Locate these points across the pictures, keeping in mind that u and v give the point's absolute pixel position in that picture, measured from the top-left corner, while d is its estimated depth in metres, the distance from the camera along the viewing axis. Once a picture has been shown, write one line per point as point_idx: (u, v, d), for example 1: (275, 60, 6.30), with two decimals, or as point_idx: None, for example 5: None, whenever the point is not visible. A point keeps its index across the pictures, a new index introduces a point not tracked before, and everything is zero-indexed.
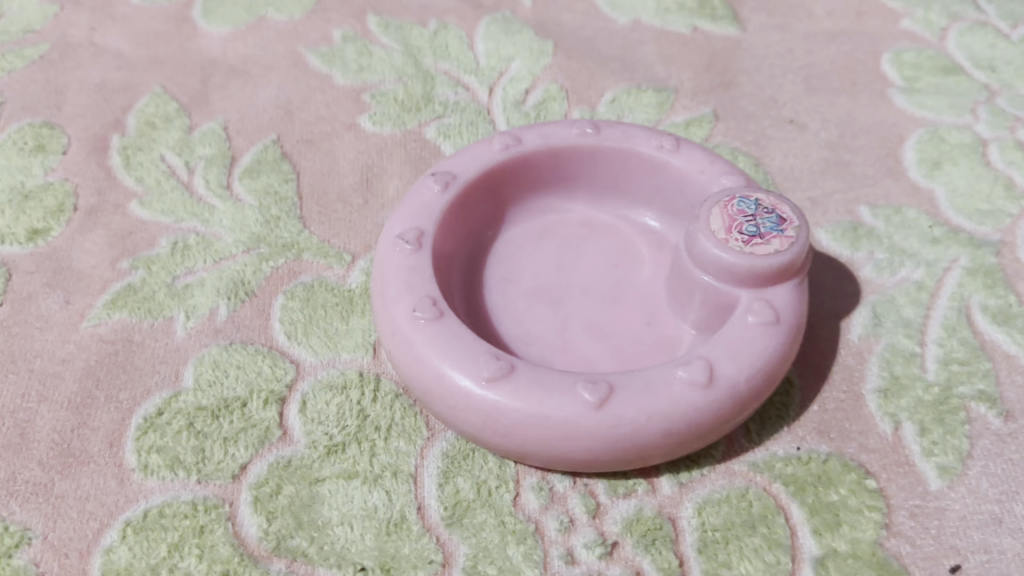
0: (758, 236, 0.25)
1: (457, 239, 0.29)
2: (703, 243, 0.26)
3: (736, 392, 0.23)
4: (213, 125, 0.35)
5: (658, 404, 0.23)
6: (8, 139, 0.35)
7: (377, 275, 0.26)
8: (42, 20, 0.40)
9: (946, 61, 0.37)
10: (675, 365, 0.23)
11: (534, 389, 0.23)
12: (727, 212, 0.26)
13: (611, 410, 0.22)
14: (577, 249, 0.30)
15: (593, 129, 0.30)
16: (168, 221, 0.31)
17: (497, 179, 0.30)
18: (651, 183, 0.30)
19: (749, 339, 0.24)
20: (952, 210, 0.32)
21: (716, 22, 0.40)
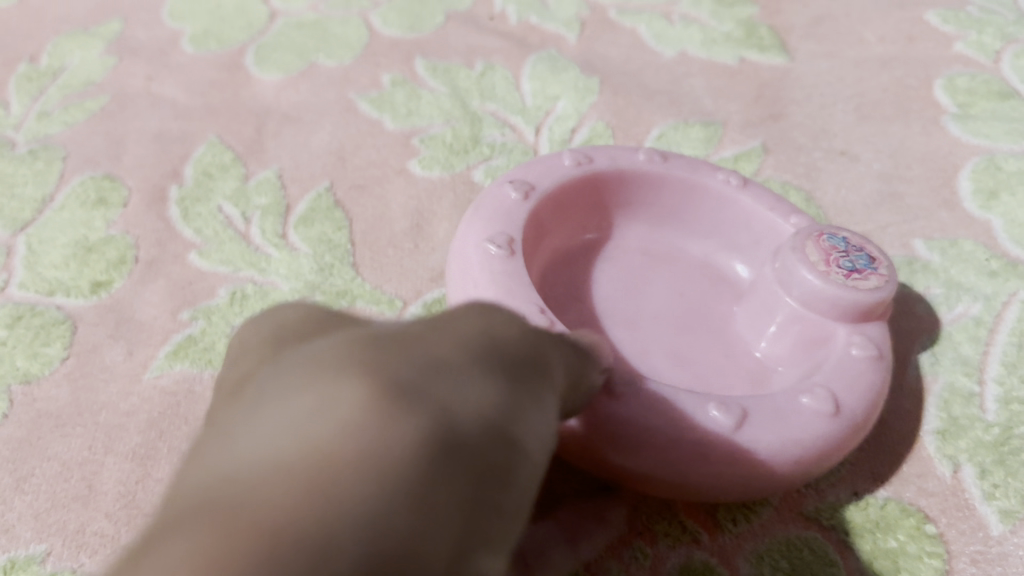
0: (856, 269, 0.25)
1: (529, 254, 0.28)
2: (802, 272, 0.26)
3: (857, 423, 0.23)
4: (268, 174, 0.36)
5: (793, 431, 0.22)
6: (71, 192, 0.36)
7: (457, 272, 0.25)
8: (102, 72, 0.41)
9: (1001, 85, 0.36)
10: (796, 393, 0.23)
11: (646, 410, 0.21)
12: (820, 245, 0.26)
13: (745, 436, 0.21)
14: (639, 277, 0.30)
15: (661, 157, 0.30)
16: (225, 271, 0.32)
17: (567, 198, 0.29)
18: (714, 216, 0.30)
19: (857, 372, 0.24)
20: (1010, 241, 0.31)
21: (764, 52, 0.39)
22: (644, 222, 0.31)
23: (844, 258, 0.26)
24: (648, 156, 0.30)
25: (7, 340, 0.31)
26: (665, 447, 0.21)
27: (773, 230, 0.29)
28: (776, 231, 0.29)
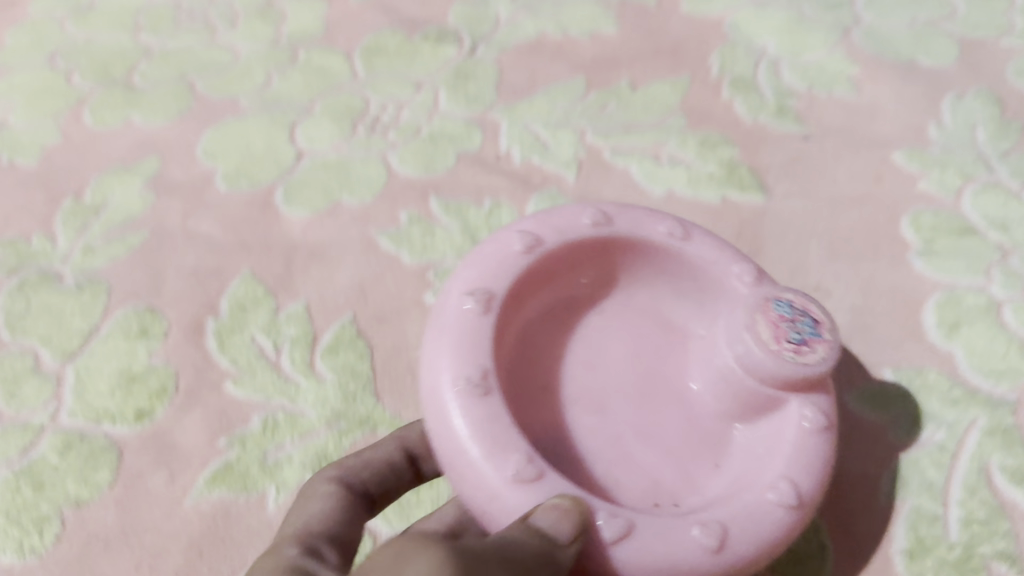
0: (803, 342, 0.30)
1: (498, 355, 0.31)
2: (756, 350, 0.30)
3: (814, 503, 0.29)
4: (297, 305, 0.39)
5: (768, 531, 0.28)
6: (115, 324, 0.39)
7: (437, 417, 0.28)
8: (141, 209, 0.45)
9: (961, 223, 0.40)
10: (762, 491, 0.28)
11: (637, 553, 0.26)
12: (770, 318, 0.30)
13: (727, 547, 0.27)
14: (600, 344, 0.33)
15: (605, 222, 0.33)
16: (258, 398, 0.36)
17: (522, 286, 0.32)
18: (658, 269, 0.34)
19: (807, 455, 0.29)
20: (970, 371, 0.35)
21: (745, 191, 0.43)
22: (592, 275, 0.34)
23: (791, 327, 0.30)
24: (589, 220, 0.33)
25: (60, 466, 0.34)
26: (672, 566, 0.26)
27: (721, 288, 0.33)
28: (724, 295, 0.33)
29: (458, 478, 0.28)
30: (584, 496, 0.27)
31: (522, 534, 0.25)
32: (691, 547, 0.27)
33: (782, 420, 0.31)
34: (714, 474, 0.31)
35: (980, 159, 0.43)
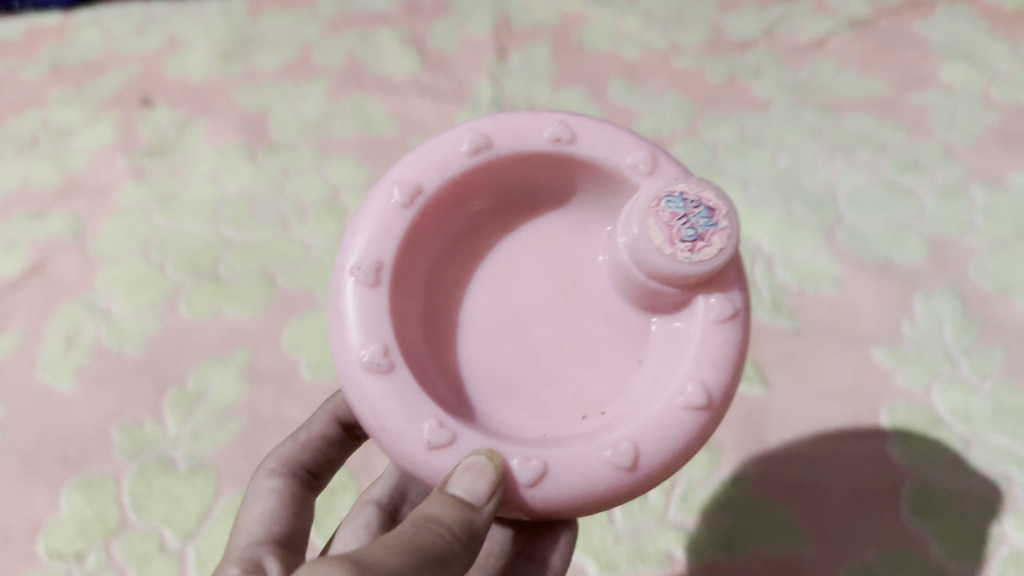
0: (696, 237, 0.38)
1: (403, 299, 0.41)
2: (655, 257, 0.38)
3: (720, 388, 0.39)
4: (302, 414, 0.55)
5: (677, 434, 0.38)
6: (225, 506, 0.52)
7: (358, 390, 0.38)
8: (237, 398, 0.56)
9: (930, 415, 0.53)
10: (675, 397, 0.39)
11: (550, 489, 0.37)
12: (663, 222, 0.38)
13: (640, 465, 0.38)
14: (511, 276, 0.43)
15: (485, 146, 0.42)
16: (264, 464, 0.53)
17: (414, 230, 0.41)
18: (549, 173, 0.44)
19: (712, 348, 0.40)
20: (943, 552, 0.49)
21: (748, 382, 0.55)
22: (485, 197, 0.44)
23: (685, 223, 0.38)
24: (466, 147, 0.42)
25: None
26: (596, 494, 0.37)
27: (614, 150, 0.43)
28: (600, 161, 0.42)
29: (387, 443, 0.37)
30: (497, 449, 0.37)
31: (451, 506, 0.35)
32: (605, 467, 0.37)
33: (692, 313, 0.41)
34: (637, 368, 0.42)
35: (945, 356, 0.55)
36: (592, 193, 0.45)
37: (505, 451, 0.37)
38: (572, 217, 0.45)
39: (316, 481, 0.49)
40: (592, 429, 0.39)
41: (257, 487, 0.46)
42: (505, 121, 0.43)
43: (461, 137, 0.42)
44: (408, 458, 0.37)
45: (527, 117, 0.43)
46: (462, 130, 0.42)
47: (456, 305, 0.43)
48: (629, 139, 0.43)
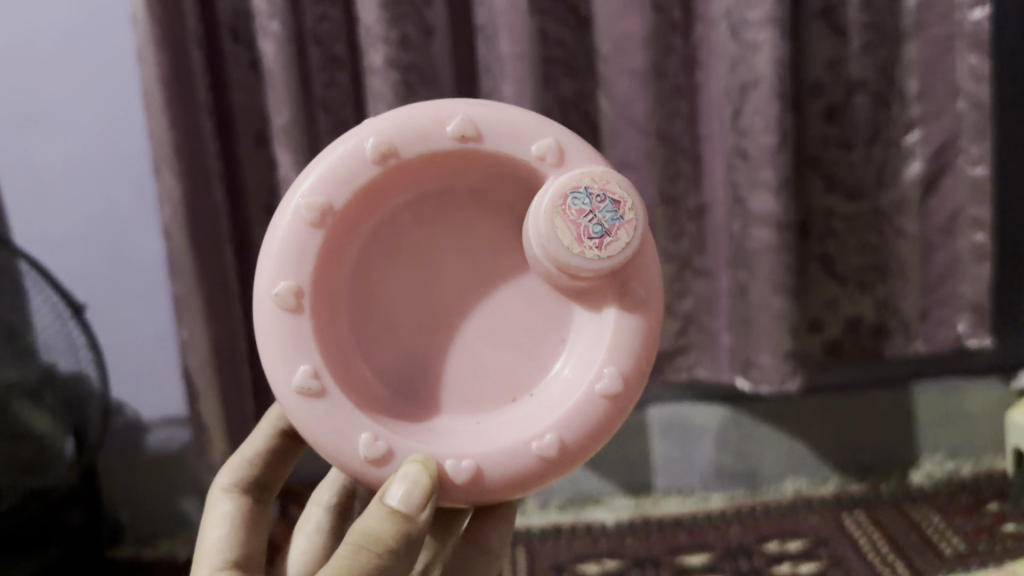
0: (603, 232, 0.66)
1: (318, 305, 0.67)
2: (573, 252, 0.66)
3: (625, 372, 0.69)
4: (262, 434, 0.87)
5: (588, 414, 0.68)
6: None
7: (312, 401, 0.65)
8: None
9: None
10: (597, 386, 0.68)
11: (485, 465, 0.66)
12: (574, 224, 0.66)
13: (553, 448, 0.67)
14: (432, 266, 0.72)
15: (387, 150, 0.66)
16: (227, 488, 0.83)
17: (333, 240, 0.67)
18: (448, 164, 0.69)
19: (622, 338, 0.70)
20: None
21: None
22: (399, 195, 0.70)
23: (594, 221, 0.66)
24: (375, 155, 0.66)
25: None
26: (521, 470, 0.67)
27: (517, 144, 0.69)
28: (493, 153, 0.68)
29: (339, 449, 0.66)
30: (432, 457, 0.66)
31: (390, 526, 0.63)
32: (524, 453, 0.67)
33: (605, 316, 0.71)
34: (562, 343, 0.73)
35: None
36: (489, 176, 0.71)
37: (440, 456, 0.66)
38: (476, 190, 0.72)
39: (266, 487, 0.85)
40: (517, 423, 0.70)
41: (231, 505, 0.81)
42: (403, 129, 0.67)
43: (372, 144, 0.66)
44: (354, 467, 0.66)
45: (433, 120, 0.67)
46: (368, 144, 0.66)
47: (388, 301, 0.71)
48: (535, 126, 0.69)
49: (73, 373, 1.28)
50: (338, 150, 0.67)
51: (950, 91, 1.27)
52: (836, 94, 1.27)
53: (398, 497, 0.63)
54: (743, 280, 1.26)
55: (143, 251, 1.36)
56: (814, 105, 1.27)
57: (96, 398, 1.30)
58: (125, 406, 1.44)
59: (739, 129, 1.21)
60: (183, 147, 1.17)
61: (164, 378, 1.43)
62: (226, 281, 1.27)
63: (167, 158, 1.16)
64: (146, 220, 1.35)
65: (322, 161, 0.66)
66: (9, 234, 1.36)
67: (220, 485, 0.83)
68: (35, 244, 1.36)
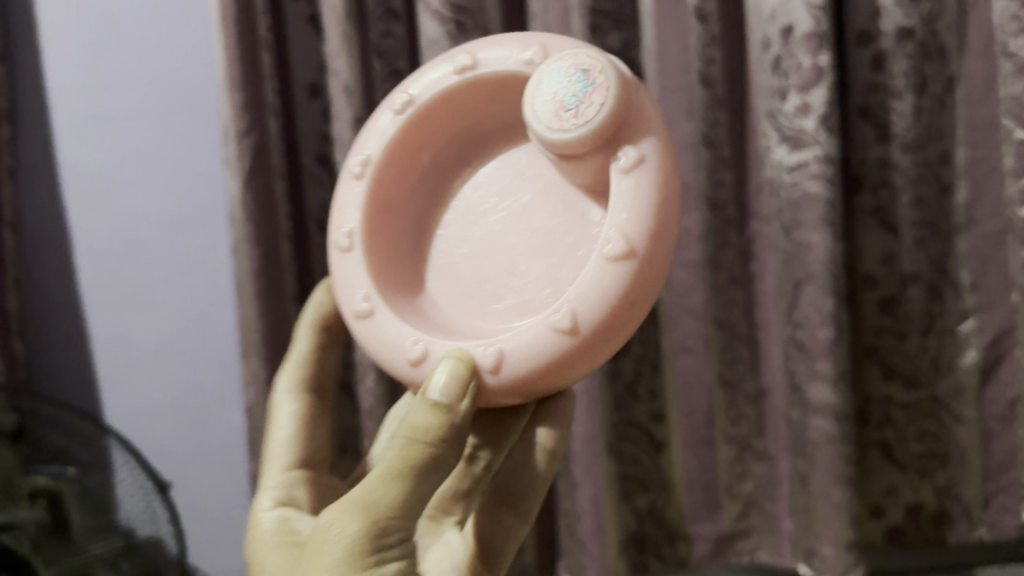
0: (577, 100, 0.74)
1: (371, 244, 0.85)
2: (555, 128, 0.75)
3: (629, 230, 0.71)
4: (307, 335, 1.01)
5: (596, 279, 0.72)
6: None
7: (367, 321, 0.81)
8: None
9: None
10: (605, 249, 0.72)
11: (511, 351, 0.74)
12: (551, 102, 0.75)
13: (566, 319, 0.72)
14: (476, 196, 0.88)
15: (407, 104, 0.85)
16: (286, 384, 0.99)
17: (378, 184, 0.86)
18: (472, 103, 0.87)
19: (626, 198, 0.72)
20: None
21: None
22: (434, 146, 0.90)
23: (566, 95, 0.75)
24: (397, 110, 0.85)
25: None
26: (546, 347, 0.73)
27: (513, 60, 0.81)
28: (491, 76, 0.82)
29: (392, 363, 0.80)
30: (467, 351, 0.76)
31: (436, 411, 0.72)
32: (544, 330, 0.73)
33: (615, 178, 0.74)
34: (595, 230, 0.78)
35: None
36: (506, 108, 0.87)
37: (473, 350, 0.76)
38: (510, 125, 0.88)
39: (319, 384, 1.01)
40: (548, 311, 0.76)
41: (290, 403, 0.98)
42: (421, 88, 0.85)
43: (393, 105, 0.86)
44: (410, 376, 0.79)
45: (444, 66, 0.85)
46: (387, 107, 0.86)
47: (446, 236, 0.88)
48: (525, 43, 0.81)
49: (151, 539, 1.29)
50: (367, 126, 0.87)
51: (1003, 281, 1.25)
52: (890, 286, 1.26)
53: (435, 389, 0.72)
54: (803, 468, 1.24)
55: (225, 424, 1.43)
56: (868, 296, 1.28)
57: (173, 563, 1.29)
58: (198, 571, 1.48)
59: (795, 321, 1.22)
60: (271, 335, 1.25)
61: (238, 546, 1.46)
62: None
63: (255, 345, 1.24)
64: (230, 397, 1.42)
65: (360, 138, 0.87)
66: (101, 408, 1.46)
67: (282, 388, 0.99)
68: (124, 419, 1.45)
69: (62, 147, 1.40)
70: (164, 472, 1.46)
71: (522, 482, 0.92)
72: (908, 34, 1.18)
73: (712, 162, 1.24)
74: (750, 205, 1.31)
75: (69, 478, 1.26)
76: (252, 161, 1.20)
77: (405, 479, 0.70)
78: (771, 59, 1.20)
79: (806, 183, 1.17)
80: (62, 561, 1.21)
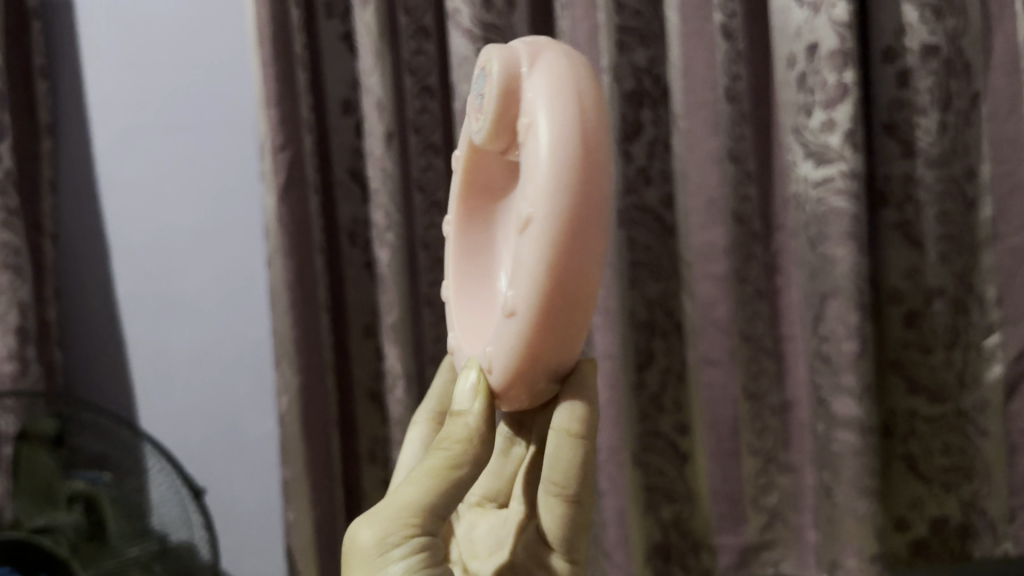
0: (479, 102, 0.83)
1: (461, 285, 0.94)
2: (473, 133, 0.85)
3: (530, 201, 0.69)
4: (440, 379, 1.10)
5: (520, 253, 0.70)
6: None
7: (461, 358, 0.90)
8: None
9: None
10: (522, 220, 0.70)
11: (495, 340, 0.75)
12: (473, 111, 0.85)
13: (511, 301, 0.71)
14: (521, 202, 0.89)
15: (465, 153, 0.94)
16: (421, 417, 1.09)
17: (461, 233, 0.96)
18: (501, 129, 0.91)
19: (533, 164, 0.70)
20: None
21: None
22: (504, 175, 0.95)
23: (478, 101, 0.83)
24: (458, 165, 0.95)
25: None
26: (509, 330, 0.73)
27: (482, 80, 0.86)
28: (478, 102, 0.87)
29: None
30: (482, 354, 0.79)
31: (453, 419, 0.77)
32: (505, 313, 0.73)
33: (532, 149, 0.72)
34: None
35: None
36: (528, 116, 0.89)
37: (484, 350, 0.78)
38: None
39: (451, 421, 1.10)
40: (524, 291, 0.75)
41: (421, 432, 1.07)
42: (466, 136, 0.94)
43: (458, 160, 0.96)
44: None
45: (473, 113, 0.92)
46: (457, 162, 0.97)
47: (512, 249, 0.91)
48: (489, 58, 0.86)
49: (185, 544, 1.30)
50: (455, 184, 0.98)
51: None
52: (915, 300, 1.26)
53: (457, 400, 0.78)
54: (827, 480, 1.24)
55: (258, 430, 1.46)
56: (893, 310, 1.28)
57: (206, 567, 1.29)
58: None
59: (821, 334, 1.23)
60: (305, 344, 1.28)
61: (268, 550, 1.48)
62: (331, 466, 1.33)
63: (288, 353, 1.27)
64: (262, 403, 1.45)
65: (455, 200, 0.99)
66: (136, 414, 1.49)
67: (425, 412, 1.09)
68: (158, 425, 1.48)
69: (102, 160, 1.44)
70: (196, 476, 1.48)
71: (554, 470, 0.82)
72: (933, 50, 1.19)
73: (737, 176, 1.25)
74: (775, 220, 1.33)
75: (105, 483, 1.28)
76: (287, 174, 1.23)
77: (418, 480, 0.73)
78: (796, 75, 1.21)
79: (831, 198, 1.18)
80: (101, 563, 1.25)
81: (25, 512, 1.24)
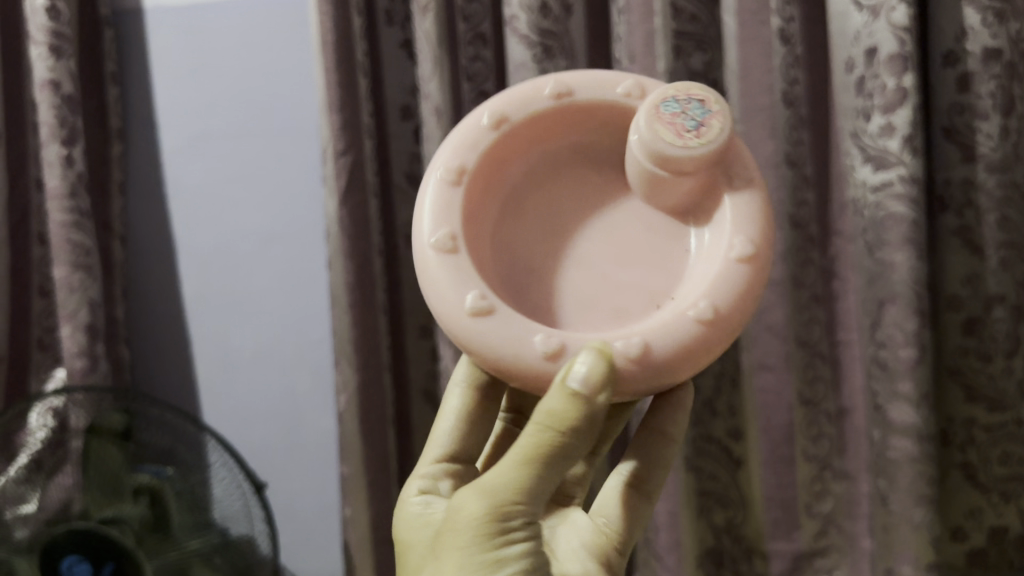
0: (696, 122, 0.76)
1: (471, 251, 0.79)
2: (675, 136, 0.75)
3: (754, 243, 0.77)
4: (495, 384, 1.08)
5: (728, 280, 0.76)
6: None
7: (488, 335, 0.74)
8: None
9: None
10: (732, 256, 0.76)
11: (653, 343, 0.73)
12: (665, 118, 0.76)
13: (709, 314, 0.74)
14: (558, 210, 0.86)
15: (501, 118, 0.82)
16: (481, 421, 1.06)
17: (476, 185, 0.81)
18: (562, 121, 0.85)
19: (743, 212, 0.79)
20: None
21: None
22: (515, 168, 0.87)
23: (682, 115, 0.77)
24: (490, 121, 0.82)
25: None
26: (687, 341, 0.74)
27: (605, 90, 0.83)
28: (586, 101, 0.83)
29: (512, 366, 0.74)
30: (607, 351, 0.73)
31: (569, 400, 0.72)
32: (683, 324, 0.74)
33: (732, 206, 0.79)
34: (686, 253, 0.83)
35: None
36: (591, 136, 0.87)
37: (615, 349, 0.73)
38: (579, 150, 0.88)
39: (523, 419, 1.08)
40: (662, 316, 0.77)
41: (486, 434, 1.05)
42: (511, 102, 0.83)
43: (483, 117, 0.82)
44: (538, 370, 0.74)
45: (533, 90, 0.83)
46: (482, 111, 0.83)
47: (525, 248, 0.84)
48: (614, 77, 0.84)
49: (245, 537, 1.33)
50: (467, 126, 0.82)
51: None
52: (974, 308, 1.24)
53: (572, 378, 0.72)
54: (883, 487, 1.23)
55: (316, 429, 1.49)
56: (953, 317, 1.27)
57: (266, 562, 1.33)
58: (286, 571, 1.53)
59: (878, 341, 1.21)
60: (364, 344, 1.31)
61: (325, 544, 1.52)
62: (387, 464, 1.35)
63: (347, 353, 1.29)
64: (321, 403, 1.48)
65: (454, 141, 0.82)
66: (198, 409, 1.54)
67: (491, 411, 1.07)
68: (220, 421, 1.52)
69: (168, 165, 1.49)
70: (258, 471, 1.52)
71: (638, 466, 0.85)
72: (995, 54, 1.18)
73: (794, 181, 1.25)
74: (833, 225, 1.32)
75: (169, 477, 1.30)
76: (348, 179, 1.26)
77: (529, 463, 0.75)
78: (855, 80, 1.21)
79: (890, 203, 1.17)
80: (166, 553, 1.28)
81: (93, 504, 1.27)
